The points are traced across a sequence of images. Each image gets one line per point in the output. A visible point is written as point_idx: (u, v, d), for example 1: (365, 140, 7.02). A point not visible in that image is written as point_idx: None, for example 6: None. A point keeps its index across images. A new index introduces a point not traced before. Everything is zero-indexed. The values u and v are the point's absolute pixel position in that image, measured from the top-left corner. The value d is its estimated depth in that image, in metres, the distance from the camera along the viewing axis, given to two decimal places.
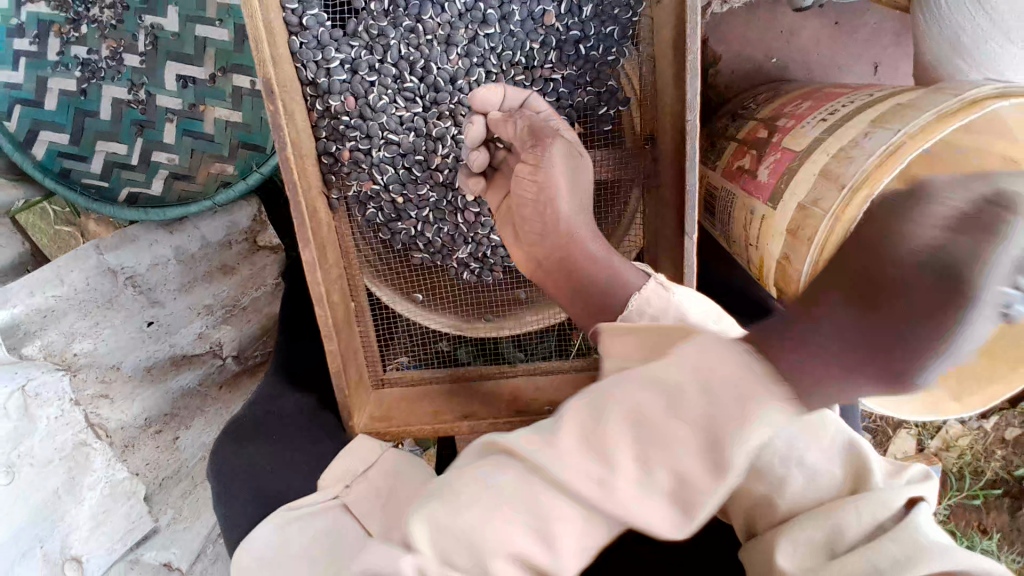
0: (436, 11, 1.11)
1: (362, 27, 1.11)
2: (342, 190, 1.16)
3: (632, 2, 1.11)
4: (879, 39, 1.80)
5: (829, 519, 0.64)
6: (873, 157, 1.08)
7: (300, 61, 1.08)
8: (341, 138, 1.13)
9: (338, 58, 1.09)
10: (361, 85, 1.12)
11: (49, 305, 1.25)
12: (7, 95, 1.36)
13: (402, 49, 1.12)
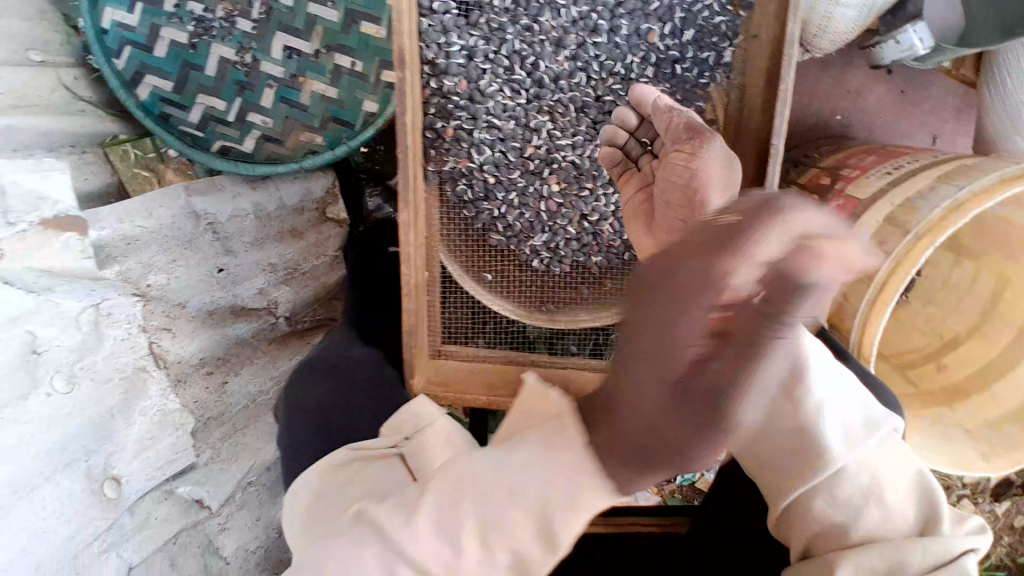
0: (552, 14, 1.20)
1: (484, 18, 1.20)
2: (439, 165, 1.25)
3: (729, 32, 1.18)
4: (942, 113, 1.86)
5: (896, 552, 0.75)
6: (939, 208, 1.15)
7: (425, 41, 1.18)
8: (447, 116, 1.23)
9: (458, 45, 1.19)
10: (473, 70, 1.21)
11: (135, 235, 1.31)
12: (121, 36, 1.43)
13: (516, 43, 1.21)
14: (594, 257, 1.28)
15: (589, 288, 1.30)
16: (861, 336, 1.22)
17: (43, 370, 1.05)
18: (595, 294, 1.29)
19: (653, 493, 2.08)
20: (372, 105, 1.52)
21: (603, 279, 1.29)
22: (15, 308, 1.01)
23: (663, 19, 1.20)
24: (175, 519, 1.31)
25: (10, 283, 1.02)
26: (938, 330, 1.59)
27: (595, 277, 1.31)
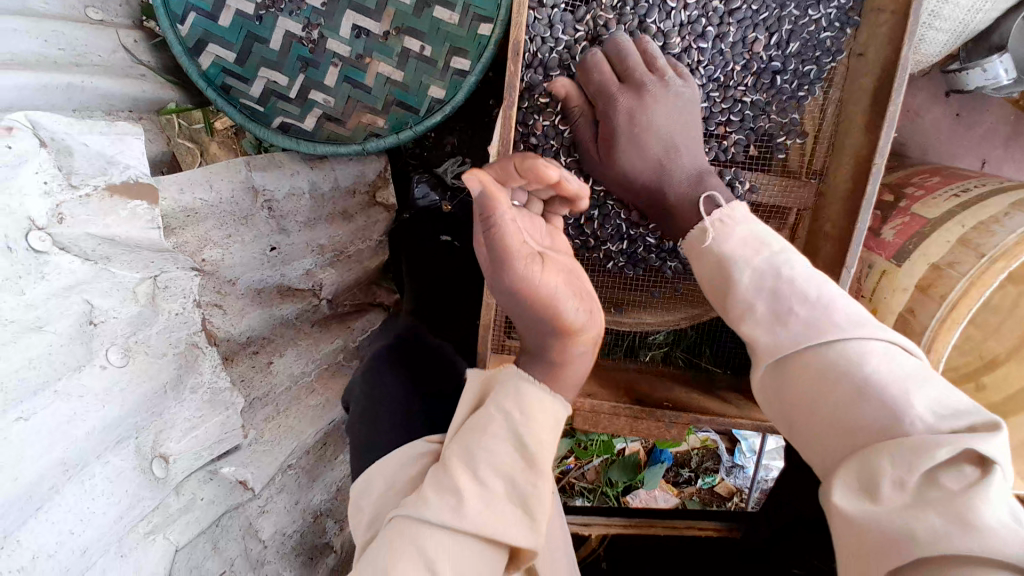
0: (661, 17, 1.17)
1: (589, 15, 1.18)
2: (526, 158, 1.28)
3: (834, 48, 1.18)
4: (994, 139, 1.85)
5: (910, 467, 0.69)
6: (1014, 234, 1.12)
7: (529, 34, 1.18)
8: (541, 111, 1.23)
9: (562, 40, 1.18)
10: (571, 71, 1.20)
11: (195, 206, 1.28)
12: (186, 1, 1.40)
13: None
14: (668, 263, 1.30)
15: (659, 292, 1.32)
16: (927, 352, 1.18)
17: (99, 342, 1.02)
18: (663, 299, 1.32)
19: (672, 494, 2.08)
20: (438, 91, 1.50)
21: (675, 286, 1.32)
22: (72, 277, 0.97)
23: (770, 30, 1.19)
24: (218, 500, 1.29)
25: (63, 249, 0.96)
26: (977, 348, 1.60)
27: (667, 281, 1.33)
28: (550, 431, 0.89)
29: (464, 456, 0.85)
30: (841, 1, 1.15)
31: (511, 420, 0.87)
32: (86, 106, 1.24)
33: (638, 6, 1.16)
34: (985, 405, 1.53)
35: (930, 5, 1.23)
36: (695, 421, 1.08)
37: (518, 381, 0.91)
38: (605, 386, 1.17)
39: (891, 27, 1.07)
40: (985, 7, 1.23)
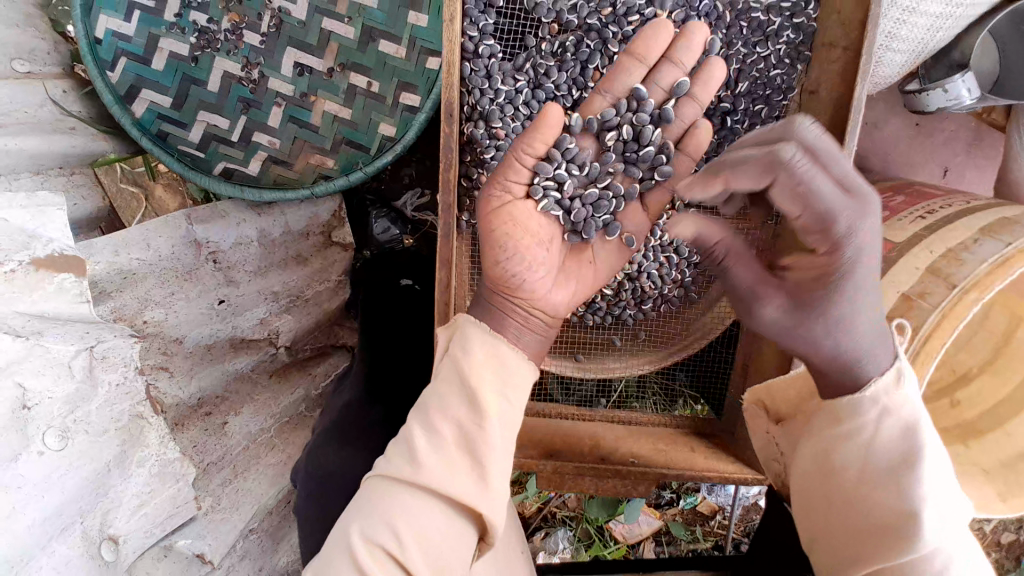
0: (603, 61, 1.10)
1: (529, 63, 1.11)
2: (471, 213, 1.12)
3: (785, 85, 1.09)
4: (954, 147, 1.86)
5: None
6: (984, 263, 1.10)
7: (467, 86, 1.09)
8: (484, 163, 1.11)
9: (503, 90, 1.10)
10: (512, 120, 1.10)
11: (132, 267, 1.21)
12: (116, 46, 1.34)
13: (562, 89, 1.11)
14: (627, 310, 1.23)
15: (620, 338, 1.24)
16: (901, 386, 1.13)
17: (34, 426, 0.93)
18: (627, 344, 1.24)
19: (654, 517, 2.04)
20: (388, 129, 1.44)
21: (636, 331, 1.25)
22: (3, 358, 0.89)
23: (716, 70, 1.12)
24: None
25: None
26: (950, 362, 1.59)
27: (626, 327, 1.26)
28: (497, 380, 0.86)
29: (420, 416, 0.85)
30: (788, 39, 1.07)
31: (459, 368, 0.86)
32: (9, 169, 1.17)
33: (578, 51, 1.09)
34: (962, 420, 1.52)
35: (886, 27, 1.18)
36: (663, 477, 1.04)
37: (470, 330, 0.89)
38: (569, 441, 1.10)
39: (844, 63, 0.91)
40: (946, 24, 1.19)
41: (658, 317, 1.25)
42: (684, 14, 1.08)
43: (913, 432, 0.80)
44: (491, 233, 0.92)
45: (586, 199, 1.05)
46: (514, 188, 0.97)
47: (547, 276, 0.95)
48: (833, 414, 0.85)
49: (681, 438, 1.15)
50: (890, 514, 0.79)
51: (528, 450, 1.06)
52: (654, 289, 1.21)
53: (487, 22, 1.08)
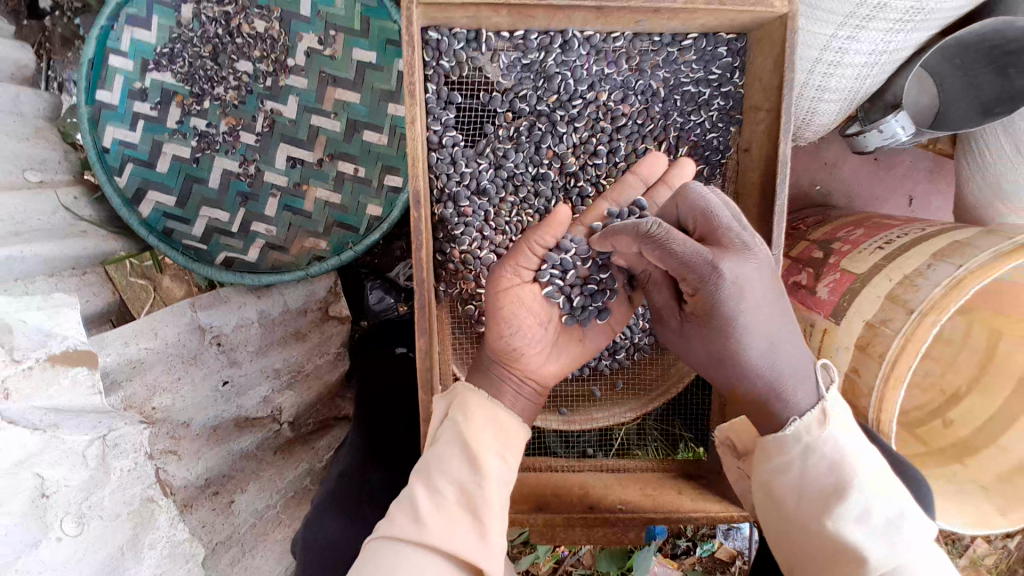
0: (555, 141, 1.06)
1: (489, 145, 1.06)
2: (448, 285, 1.09)
3: (722, 147, 1.09)
4: (913, 176, 1.96)
5: None
6: (938, 287, 1.17)
7: (433, 172, 1.03)
8: (454, 239, 1.07)
9: (467, 173, 1.04)
10: (478, 199, 1.06)
11: (140, 356, 1.28)
12: (123, 153, 1.48)
13: (521, 169, 1.07)
14: (604, 361, 1.28)
15: (599, 389, 1.29)
16: (878, 414, 1.20)
17: (53, 514, 0.99)
18: (606, 395, 1.29)
19: (672, 567, 2.01)
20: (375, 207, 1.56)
21: (614, 380, 1.30)
22: (22, 451, 0.96)
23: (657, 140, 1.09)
24: None
25: (15, 423, 0.96)
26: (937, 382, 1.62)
27: (604, 376, 1.31)
28: (498, 441, 0.90)
29: (421, 476, 0.87)
30: (718, 107, 1.08)
31: (459, 433, 0.89)
32: (27, 274, 1.27)
33: (532, 134, 1.05)
34: (957, 439, 1.54)
35: (813, 81, 1.22)
36: (651, 523, 1.08)
37: (469, 395, 0.93)
38: (561, 494, 1.14)
39: (769, 124, 0.98)
40: (872, 73, 1.20)
41: (632, 365, 1.31)
42: (622, 93, 1.05)
43: (838, 465, 0.87)
44: (498, 312, 0.94)
45: (587, 287, 1.03)
46: (520, 270, 0.96)
47: (542, 347, 0.98)
48: (764, 454, 0.95)
49: (668, 482, 1.20)
50: (831, 542, 0.87)
51: (520, 504, 1.10)
52: (625, 340, 1.26)
53: (446, 116, 1.02)
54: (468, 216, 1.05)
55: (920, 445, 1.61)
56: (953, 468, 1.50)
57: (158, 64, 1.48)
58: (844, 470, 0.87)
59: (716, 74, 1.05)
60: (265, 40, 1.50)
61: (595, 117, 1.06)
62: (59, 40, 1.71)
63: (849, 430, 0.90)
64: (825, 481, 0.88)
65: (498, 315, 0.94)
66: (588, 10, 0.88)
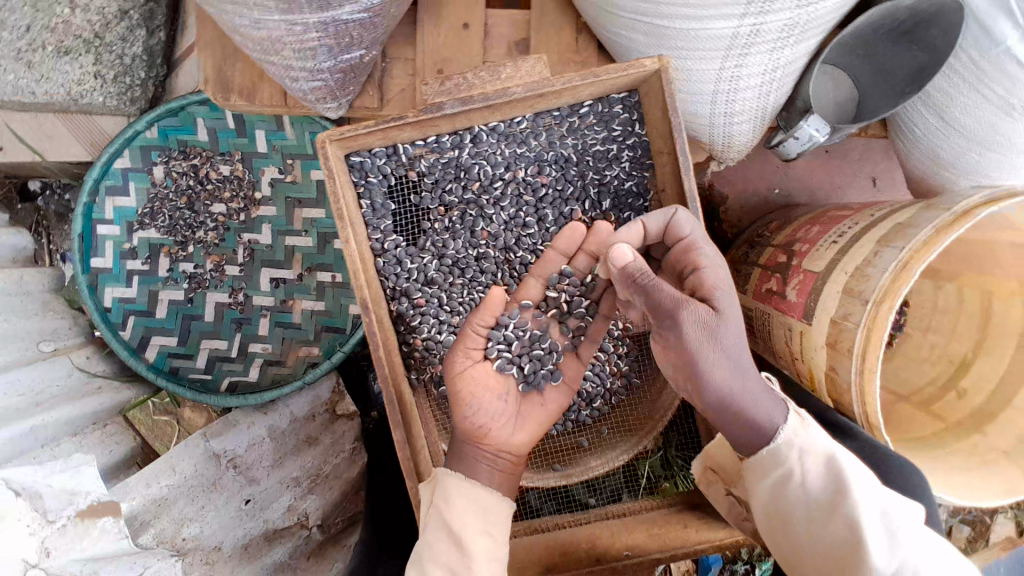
0: (487, 223, 1.18)
1: (429, 240, 1.17)
2: (419, 371, 1.18)
3: (641, 191, 1.18)
4: (870, 159, 1.99)
5: None
6: (886, 275, 1.18)
7: (383, 275, 1.14)
8: (414, 329, 1.17)
9: (414, 269, 1.15)
10: (429, 289, 1.17)
11: (162, 493, 1.38)
12: (123, 308, 1.64)
13: (463, 254, 1.18)
14: (583, 411, 1.34)
15: (587, 439, 1.34)
16: (864, 407, 1.20)
17: None
18: (595, 443, 1.32)
19: None
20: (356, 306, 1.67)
21: (599, 428, 1.35)
22: None
23: (581, 198, 1.19)
24: None
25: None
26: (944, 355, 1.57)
27: (588, 427, 1.35)
28: (480, 520, 0.95)
29: (414, 565, 0.92)
30: (628, 157, 1.17)
31: (443, 519, 0.94)
32: (53, 438, 1.38)
33: (465, 221, 1.17)
34: (970, 410, 1.45)
35: (721, 109, 1.28)
36: (659, 562, 1.12)
37: (448, 481, 0.97)
38: (569, 551, 1.16)
39: (673, 164, 1.07)
40: (773, 88, 1.26)
41: (613, 410, 1.36)
42: (537, 166, 1.17)
43: (831, 463, 0.88)
44: (459, 395, 1.03)
45: (533, 353, 1.14)
46: (470, 353, 1.07)
47: (507, 419, 1.06)
48: (759, 467, 0.92)
49: (674, 515, 1.21)
50: (840, 545, 0.85)
51: (529, 570, 1.14)
52: (598, 387, 1.33)
53: (384, 224, 1.13)
54: (422, 307, 1.16)
55: (936, 422, 1.50)
56: (973, 439, 1.40)
57: (142, 224, 1.65)
58: (834, 468, 0.88)
59: (619, 130, 1.15)
60: (231, 181, 1.66)
61: (518, 194, 1.17)
62: (54, 215, 1.90)
63: (825, 434, 0.92)
64: (817, 482, 0.88)
65: (461, 397, 1.04)
66: (481, 109, 1.01)
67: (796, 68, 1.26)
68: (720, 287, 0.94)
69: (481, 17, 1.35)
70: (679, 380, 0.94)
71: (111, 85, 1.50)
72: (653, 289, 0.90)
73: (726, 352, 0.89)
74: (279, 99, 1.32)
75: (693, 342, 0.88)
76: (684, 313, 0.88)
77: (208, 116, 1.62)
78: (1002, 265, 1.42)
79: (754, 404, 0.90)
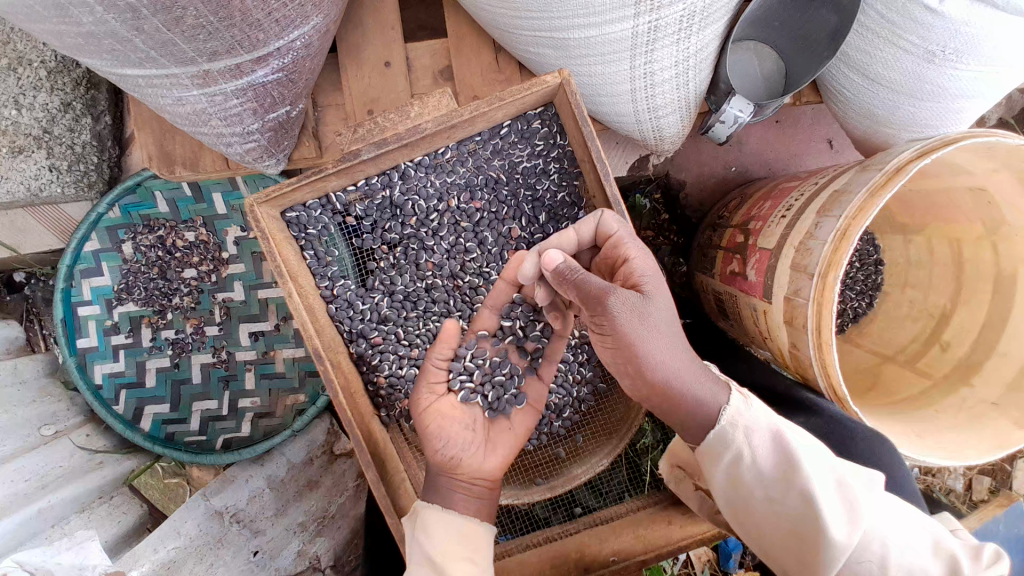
0: (430, 253, 1.27)
1: (376, 280, 1.27)
2: (388, 408, 1.23)
3: (574, 201, 1.28)
4: (819, 122, 1.99)
5: None
6: (829, 243, 1.18)
7: (338, 321, 1.21)
8: (375, 368, 1.24)
9: (366, 310, 1.24)
10: (385, 327, 1.25)
11: (171, 556, 1.34)
12: (114, 382, 1.67)
13: (412, 288, 1.27)
14: (555, 423, 1.37)
15: (564, 449, 1.38)
16: (829, 380, 1.18)
17: None
18: (572, 453, 1.36)
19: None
20: None
21: (574, 437, 1.39)
22: None
23: (517, 216, 1.28)
24: None
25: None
26: (927, 308, 1.51)
27: (564, 438, 1.39)
28: (461, 548, 0.96)
29: None
30: (557, 169, 1.27)
31: (424, 551, 0.94)
32: (61, 517, 1.40)
33: (408, 255, 1.26)
34: (954, 363, 1.37)
35: (643, 105, 1.32)
36: (645, 563, 1.15)
37: (426, 514, 0.98)
38: (558, 561, 1.15)
39: (593, 171, 1.15)
40: (690, 78, 1.29)
41: (585, 417, 1.41)
42: (469, 193, 1.26)
43: (778, 440, 0.88)
44: (428, 430, 1.07)
45: (494, 380, 1.18)
46: (432, 388, 1.11)
47: (476, 447, 1.08)
48: (711, 453, 0.91)
49: (658, 513, 1.24)
50: (800, 520, 0.84)
51: None
52: (566, 398, 1.37)
53: (331, 271, 1.22)
54: (381, 346, 1.23)
55: (922, 379, 1.41)
56: (961, 393, 1.31)
57: (120, 299, 1.71)
58: (782, 442, 0.88)
59: (542, 144, 1.24)
60: (198, 247, 1.74)
61: (454, 222, 1.26)
62: (42, 302, 1.97)
63: (770, 411, 0.92)
64: (769, 459, 0.87)
65: (429, 434, 1.06)
66: (398, 149, 1.07)
67: (708, 56, 1.29)
68: (649, 275, 0.95)
69: (400, 53, 1.41)
70: (622, 371, 0.92)
71: (67, 175, 1.59)
72: (581, 282, 0.90)
73: (659, 335, 0.89)
74: (222, 163, 1.42)
75: (628, 328, 0.86)
76: (613, 301, 0.87)
77: (164, 188, 1.67)
78: (964, 210, 1.36)
79: (695, 386, 0.90)
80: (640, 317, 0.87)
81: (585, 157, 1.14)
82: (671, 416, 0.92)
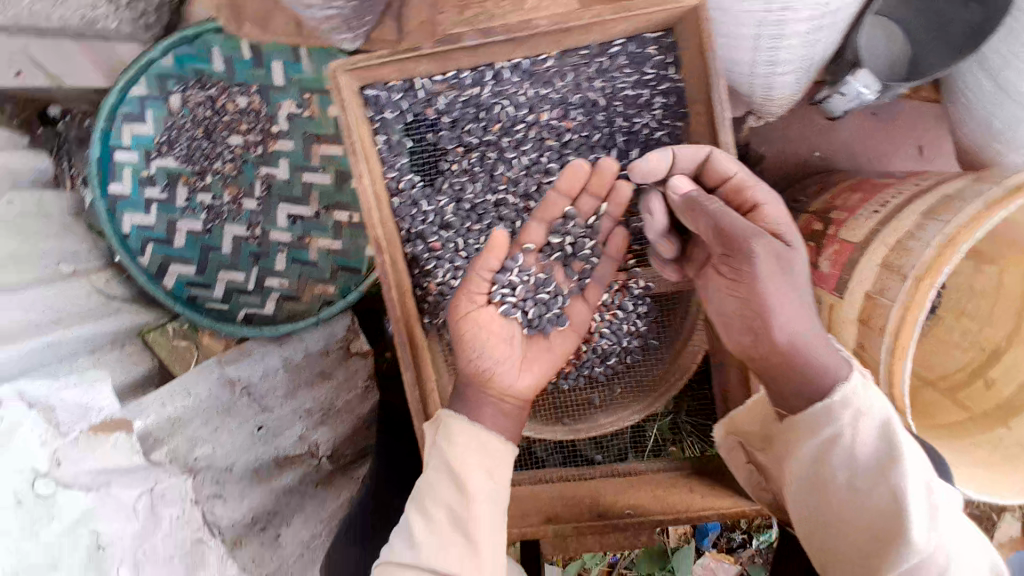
0: (507, 166, 1.20)
1: (446, 182, 1.20)
2: (433, 317, 1.20)
3: (673, 141, 1.17)
4: (920, 124, 1.85)
5: None
6: (930, 247, 1.10)
7: (398, 216, 1.17)
8: (428, 274, 1.20)
9: (429, 212, 1.19)
10: (446, 234, 1.20)
11: (178, 414, 1.36)
12: (142, 235, 1.64)
13: (482, 198, 1.21)
14: (597, 367, 1.34)
15: (599, 396, 1.34)
16: (889, 387, 1.12)
17: (112, 561, 0.98)
18: (606, 402, 1.33)
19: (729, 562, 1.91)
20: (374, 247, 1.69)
21: (612, 386, 1.35)
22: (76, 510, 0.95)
23: (607, 147, 1.19)
24: None
25: (68, 486, 0.96)
26: None
27: (601, 384, 1.36)
28: (482, 461, 0.93)
29: (415, 501, 0.92)
30: (661, 104, 1.16)
31: (444, 458, 0.92)
32: (71, 353, 1.41)
33: (484, 163, 1.19)
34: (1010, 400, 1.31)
35: (763, 58, 1.20)
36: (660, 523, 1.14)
37: (451, 422, 0.95)
38: (571, 501, 1.19)
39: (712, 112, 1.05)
40: (821, 38, 1.18)
41: (627, 370, 1.36)
42: (562, 110, 1.18)
43: (887, 432, 0.84)
44: (462, 336, 1.04)
45: (538, 297, 1.13)
46: (475, 294, 1.07)
47: (510, 363, 1.04)
48: (809, 424, 0.88)
49: (678, 480, 1.22)
50: (881, 514, 0.82)
51: (534, 519, 1.16)
52: (614, 346, 1.34)
53: (400, 163, 1.17)
54: (438, 252, 1.19)
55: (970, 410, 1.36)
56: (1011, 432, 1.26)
57: (160, 152, 1.64)
58: (887, 434, 0.84)
59: (652, 74, 1.14)
60: (248, 114, 1.65)
61: (541, 138, 1.19)
62: (75, 142, 1.88)
63: (885, 401, 0.87)
64: (869, 447, 0.84)
65: (465, 342, 1.03)
66: (502, 44, 0.99)
67: (844, 20, 1.19)
68: (783, 229, 0.94)
69: None
70: (744, 317, 0.91)
71: (125, 10, 1.51)
72: (722, 218, 0.91)
73: (791, 288, 0.89)
74: (294, 29, 1.33)
75: (766, 273, 0.87)
76: (759, 243, 0.88)
77: (224, 45, 1.61)
78: None
79: (816, 351, 0.88)
80: (781, 269, 0.87)
81: (709, 94, 1.02)
82: (783, 379, 0.90)
